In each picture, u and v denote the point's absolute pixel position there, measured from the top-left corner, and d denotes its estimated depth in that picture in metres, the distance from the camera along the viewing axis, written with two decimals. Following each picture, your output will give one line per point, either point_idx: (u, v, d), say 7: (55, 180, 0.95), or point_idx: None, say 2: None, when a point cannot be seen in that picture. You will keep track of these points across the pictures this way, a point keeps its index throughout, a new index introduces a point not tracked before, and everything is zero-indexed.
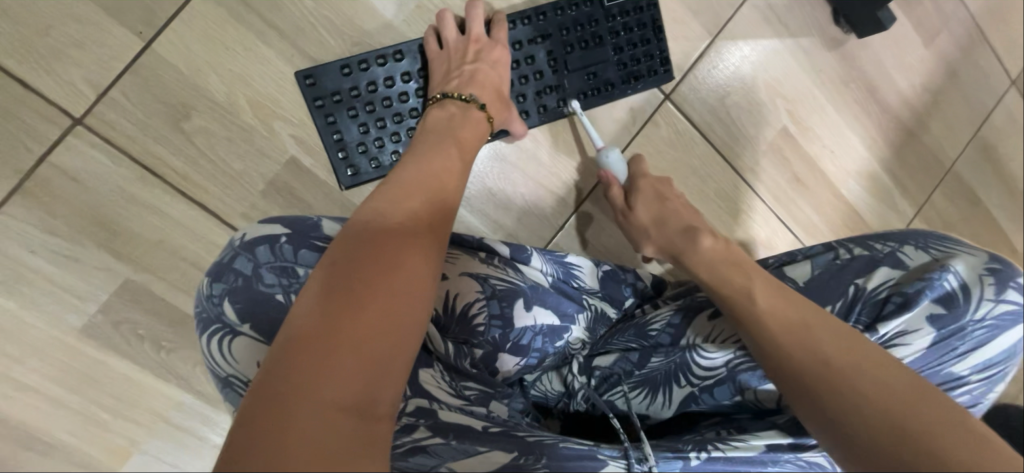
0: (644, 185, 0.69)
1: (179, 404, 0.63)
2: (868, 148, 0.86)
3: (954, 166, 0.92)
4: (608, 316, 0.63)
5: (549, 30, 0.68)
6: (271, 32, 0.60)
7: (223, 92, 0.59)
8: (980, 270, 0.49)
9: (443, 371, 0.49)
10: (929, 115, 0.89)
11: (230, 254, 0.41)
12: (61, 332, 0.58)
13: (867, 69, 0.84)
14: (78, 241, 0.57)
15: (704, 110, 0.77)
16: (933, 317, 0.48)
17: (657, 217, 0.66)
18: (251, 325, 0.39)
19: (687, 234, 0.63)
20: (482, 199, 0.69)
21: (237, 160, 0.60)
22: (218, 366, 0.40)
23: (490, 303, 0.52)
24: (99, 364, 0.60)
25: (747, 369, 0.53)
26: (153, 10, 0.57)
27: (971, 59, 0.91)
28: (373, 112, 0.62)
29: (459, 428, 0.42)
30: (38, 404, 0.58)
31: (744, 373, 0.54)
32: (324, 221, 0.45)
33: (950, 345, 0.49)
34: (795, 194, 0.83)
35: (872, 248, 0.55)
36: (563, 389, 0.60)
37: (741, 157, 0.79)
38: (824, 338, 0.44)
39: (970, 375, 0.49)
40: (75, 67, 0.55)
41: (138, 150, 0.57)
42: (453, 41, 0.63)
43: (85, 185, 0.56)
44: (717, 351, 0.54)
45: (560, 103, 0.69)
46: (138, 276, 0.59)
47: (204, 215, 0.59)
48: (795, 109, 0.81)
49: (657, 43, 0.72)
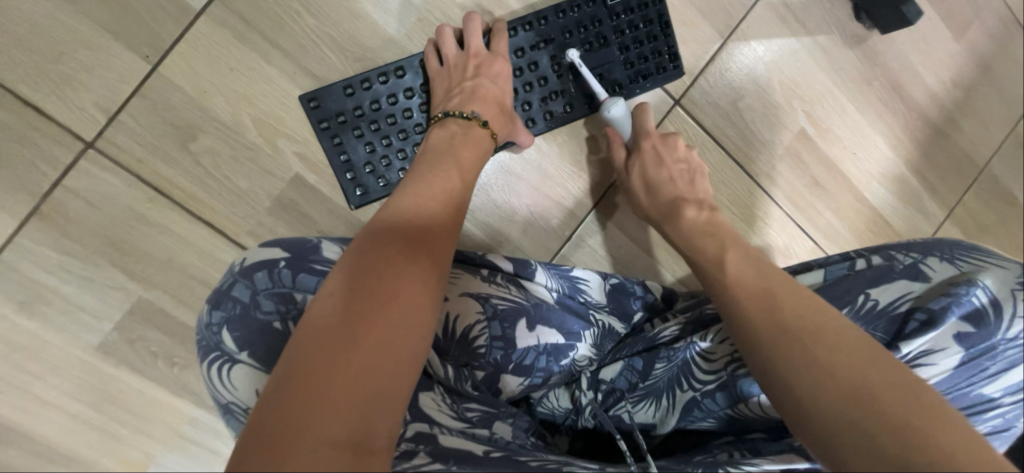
0: (644, 146, 0.67)
1: (192, 419, 0.64)
2: (893, 149, 0.81)
3: (988, 166, 0.87)
4: (616, 331, 0.60)
5: (552, 34, 0.67)
6: (273, 51, 0.60)
7: (227, 112, 0.59)
8: (1013, 285, 0.46)
9: (444, 393, 0.48)
10: (961, 113, 0.84)
11: (229, 281, 0.41)
12: (78, 349, 0.60)
13: (891, 66, 0.80)
14: (93, 261, 0.58)
15: (716, 114, 0.74)
16: (961, 336, 0.45)
17: (651, 184, 0.65)
18: (249, 353, 0.40)
19: (674, 208, 0.64)
20: (488, 212, 0.68)
21: (243, 179, 0.60)
22: (219, 393, 0.41)
23: (491, 324, 0.52)
24: (115, 380, 0.61)
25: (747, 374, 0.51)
26: (159, 34, 0.58)
27: (1006, 52, 0.85)
28: (378, 130, 0.62)
29: (459, 454, 0.40)
30: (58, 418, 0.61)
31: (746, 380, 0.51)
32: (324, 243, 0.45)
33: (981, 366, 0.45)
34: (814, 199, 0.79)
35: (891, 258, 0.52)
36: (572, 406, 0.58)
37: (756, 162, 0.76)
38: (813, 345, 0.40)
39: (1002, 397, 0.46)
40: (85, 91, 0.57)
41: (147, 172, 0.58)
42: (454, 56, 0.62)
43: (98, 207, 0.58)
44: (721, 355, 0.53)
45: (566, 108, 0.68)
46: (150, 294, 0.60)
47: (212, 234, 0.60)
48: (814, 110, 0.77)
49: (664, 38, 0.70)
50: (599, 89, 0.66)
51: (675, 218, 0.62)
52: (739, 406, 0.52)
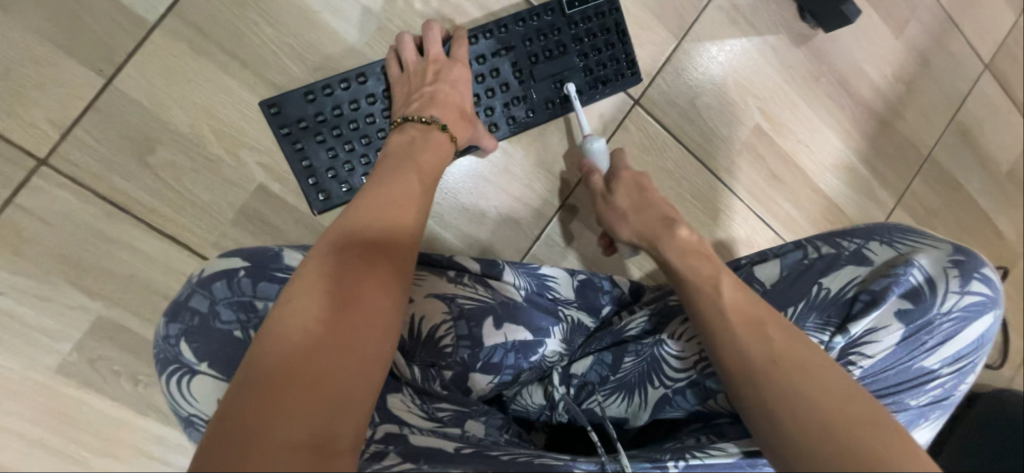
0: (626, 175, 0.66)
1: (160, 438, 0.63)
2: (844, 141, 0.86)
3: (932, 153, 0.92)
4: (585, 326, 0.62)
5: (512, 42, 0.68)
6: (232, 61, 0.60)
7: (186, 124, 0.59)
8: (946, 263, 0.49)
9: (413, 394, 0.49)
10: (904, 104, 0.89)
11: (187, 292, 0.41)
12: (36, 372, 0.58)
13: (836, 62, 0.84)
14: (49, 280, 0.57)
15: (675, 113, 0.77)
16: (901, 313, 0.48)
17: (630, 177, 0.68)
18: (210, 363, 0.40)
19: (665, 225, 0.59)
20: (455, 214, 0.69)
21: (206, 191, 0.60)
22: (180, 405, 0.41)
23: (458, 323, 0.52)
24: (77, 402, 0.60)
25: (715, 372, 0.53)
26: (113, 48, 0.57)
27: (942, 47, 0.91)
28: (341, 135, 0.62)
29: (430, 452, 0.41)
30: (17, 446, 0.58)
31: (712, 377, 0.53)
32: (285, 250, 0.45)
33: (920, 340, 0.48)
34: (773, 191, 0.83)
35: (838, 245, 0.55)
36: (545, 403, 0.58)
37: (715, 157, 0.79)
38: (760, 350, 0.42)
39: (940, 368, 0.49)
40: (36, 107, 0.56)
41: (104, 187, 0.57)
42: (414, 63, 0.63)
43: (53, 225, 0.56)
44: (690, 352, 0.55)
45: (528, 114, 0.69)
46: (111, 312, 0.59)
47: (175, 248, 0.59)
48: (767, 107, 0.81)
49: (622, 46, 0.72)
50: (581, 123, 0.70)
51: (668, 233, 0.58)
52: (709, 402, 0.54)
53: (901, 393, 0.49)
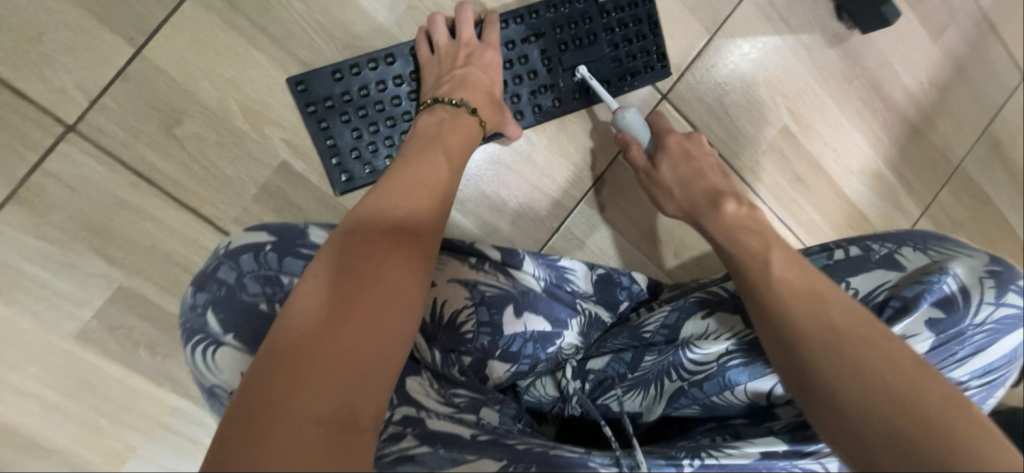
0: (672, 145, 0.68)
1: (175, 409, 0.63)
2: (872, 146, 0.84)
3: (962, 164, 0.90)
4: (602, 320, 0.62)
5: (543, 29, 0.67)
6: (261, 36, 0.59)
7: (213, 97, 0.59)
8: (981, 273, 0.48)
9: (432, 379, 0.48)
10: (937, 112, 0.87)
11: (214, 264, 0.41)
12: (57, 337, 0.58)
13: (870, 65, 0.82)
14: (73, 247, 0.57)
15: (703, 110, 0.76)
16: (932, 321, 0.47)
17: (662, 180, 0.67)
18: (234, 335, 0.40)
19: (710, 204, 0.64)
20: (476, 202, 0.68)
21: (230, 165, 0.60)
22: (202, 376, 0.41)
23: (478, 309, 0.52)
24: (96, 369, 0.60)
25: (735, 364, 0.51)
26: (143, 16, 0.57)
27: (980, 55, 0.88)
28: (366, 116, 0.62)
29: (448, 436, 0.42)
30: (36, 408, 0.59)
31: (733, 369, 0.51)
32: (311, 228, 0.45)
33: (950, 350, 0.47)
34: (796, 194, 0.81)
35: (868, 248, 0.54)
36: (558, 394, 0.58)
37: (740, 157, 0.78)
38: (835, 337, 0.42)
39: (969, 380, 0.48)
40: (66, 73, 0.56)
41: (129, 156, 0.57)
42: (444, 45, 0.62)
43: (78, 192, 0.57)
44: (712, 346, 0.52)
45: (555, 103, 0.68)
46: (131, 282, 0.59)
47: (196, 221, 0.59)
48: (796, 108, 0.79)
49: (653, 38, 0.71)
50: (609, 100, 0.68)
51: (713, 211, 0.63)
52: (726, 394, 0.52)
53: None
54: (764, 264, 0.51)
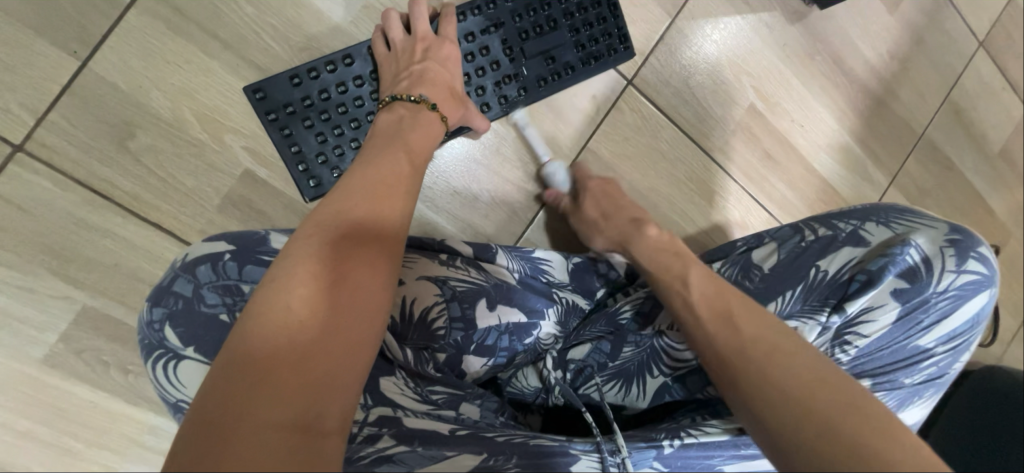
0: None
1: (152, 428, 0.62)
2: (837, 120, 0.85)
3: (926, 132, 0.91)
4: (580, 308, 0.61)
5: (502, 18, 0.67)
6: (213, 42, 0.58)
7: (168, 108, 0.57)
8: (942, 243, 0.49)
9: (406, 378, 0.49)
10: (898, 82, 0.88)
11: (170, 277, 0.41)
12: (22, 364, 0.57)
13: (831, 39, 0.83)
14: (31, 270, 0.55)
15: (670, 93, 0.76)
16: (896, 292, 0.48)
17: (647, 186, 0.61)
18: (195, 348, 0.39)
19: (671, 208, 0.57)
20: (447, 198, 0.68)
21: (190, 177, 0.58)
22: (167, 391, 0.41)
23: (450, 305, 0.52)
24: (66, 393, 0.59)
25: None
26: (88, 28, 0.55)
27: (937, 24, 0.90)
28: (329, 119, 0.61)
29: (425, 434, 0.42)
30: (6, 438, 0.58)
31: None
32: (271, 234, 0.44)
33: (915, 319, 0.48)
34: (766, 171, 0.82)
35: (834, 228, 0.55)
36: (541, 385, 0.57)
37: (710, 138, 0.78)
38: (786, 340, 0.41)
39: (935, 347, 0.49)
40: (9, 91, 0.54)
41: (83, 173, 0.56)
42: (400, 41, 0.61)
43: (33, 213, 0.55)
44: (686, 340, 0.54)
45: (520, 92, 0.68)
46: (96, 301, 0.58)
47: (159, 235, 0.58)
48: (761, 86, 0.80)
49: (613, 20, 0.71)
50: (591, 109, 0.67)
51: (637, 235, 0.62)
52: (708, 388, 0.53)
53: (896, 372, 0.49)
54: (685, 283, 0.51)
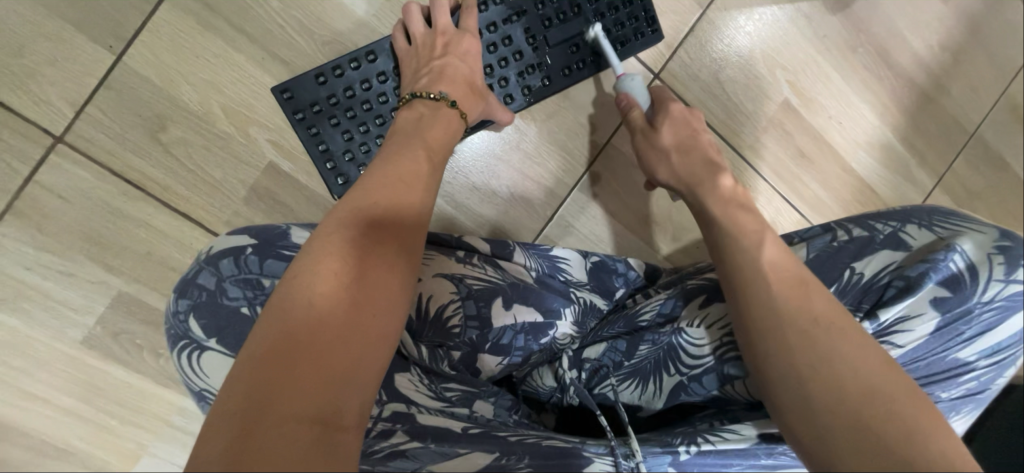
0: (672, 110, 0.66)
1: (181, 409, 0.65)
2: (880, 116, 0.80)
3: (978, 130, 0.85)
4: (598, 308, 0.60)
5: (524, 6, 0.65)
6: (240, 37, 0.59)
7: (197, 101, 0.59)
8: (990, 249, 0.46)
9: (421, 374, 0.48)
10: (949, 76, 0.82)
11: (195, 269, 0.42)
12: (64, 344, 0.60)
13: (877, 31, 0.78)
14: (70, 256, 0.58)
15: (698, 88, 0.73)
16: (936, 301, 0.45)
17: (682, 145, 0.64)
18: (217, 339, 0.41)
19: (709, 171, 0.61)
20: (466, 193, 0.67)
21: (217, 168, 0.60)
22: (192, 379, 0.43)
23: (465, 303, 0.52)
24: (101, 373, 0.62)
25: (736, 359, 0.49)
26: (122, 23, 0.57)
27: (995, 13, 0.83)
28: (355, 117, 0.61)
29: (437, 431, 0.42)
30: (49, 412, 0.61)
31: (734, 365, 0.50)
32: (293, 229, 0.45)
33: (955, 330, 0.45)
34: (799, 170, 0.78)
35: (872, 229, 0.51)
36: (557, 384, 0.56)
37: (739, 135, 0.75)
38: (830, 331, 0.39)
39: (976, 360, 0.46)
40: (50, 84, 0.56)
41: (117, 164, 0.58)
42: (420, 35, 0.61)
43: (72, 202, 0.57)
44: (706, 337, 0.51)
45: (544, 82, 0.67)
46: (129, 287, 0.60)
47: (189, 225, 0.60)
48: (797, 80, 0.76)
49: (639, 2, 0.68)
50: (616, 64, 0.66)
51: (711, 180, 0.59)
52: (727, 387, 0.51)
53: (931, 385, 0.47)
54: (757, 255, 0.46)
